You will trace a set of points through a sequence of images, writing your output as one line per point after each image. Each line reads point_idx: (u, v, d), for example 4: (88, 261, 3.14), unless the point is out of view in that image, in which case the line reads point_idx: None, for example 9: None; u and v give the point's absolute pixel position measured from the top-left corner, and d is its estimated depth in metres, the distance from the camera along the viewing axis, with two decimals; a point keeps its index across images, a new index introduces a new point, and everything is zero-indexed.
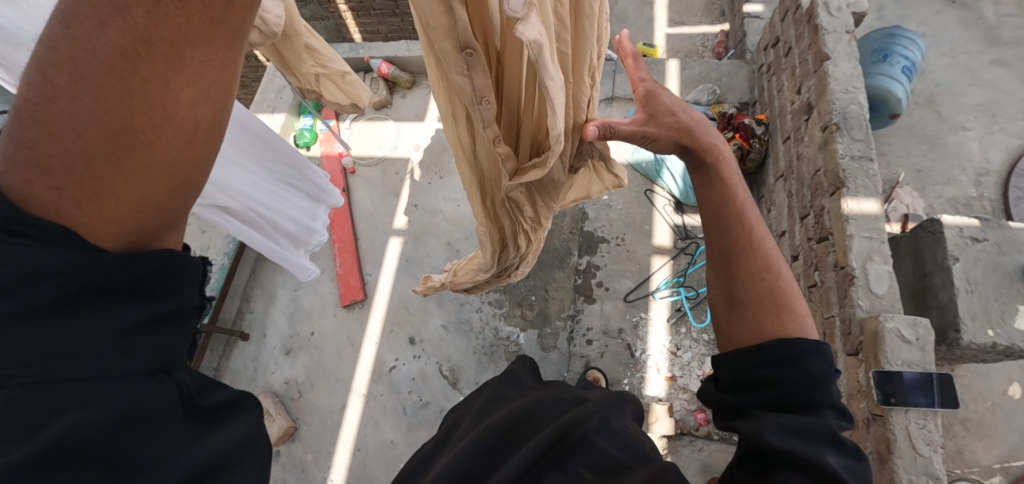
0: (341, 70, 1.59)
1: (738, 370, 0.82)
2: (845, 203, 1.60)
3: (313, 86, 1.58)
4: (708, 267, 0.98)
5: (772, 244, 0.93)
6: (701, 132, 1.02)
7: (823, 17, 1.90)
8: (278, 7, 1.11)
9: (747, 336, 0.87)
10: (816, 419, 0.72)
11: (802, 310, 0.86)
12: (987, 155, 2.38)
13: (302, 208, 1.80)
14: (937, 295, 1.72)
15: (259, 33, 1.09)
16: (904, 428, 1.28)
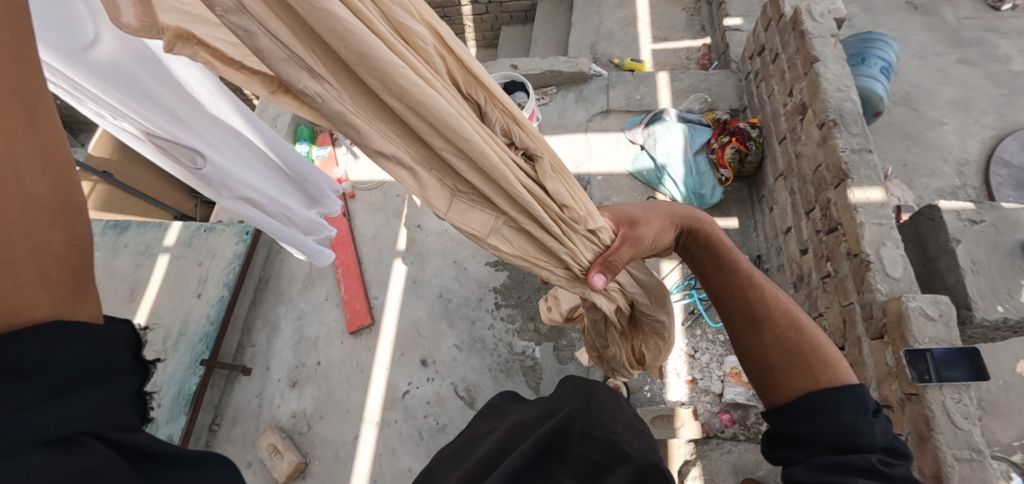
0: None
1: (782, 423, 0.95)
2: (851, 193, 1.66)
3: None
4: (737, 338, 1.10)
5: (790, 307, 1.06)
6: (687, 217, 1.19)
7: (807, 24, 2.01)
8: None
9: (785, 394, 0.99)
10: (854, 457, 0.84)
11: (836, 363, 0.97)
12: (966, 146, 2.51)
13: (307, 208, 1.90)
14: (945, 278, 1.78)
15: None
16: (941, 404, 1.29)
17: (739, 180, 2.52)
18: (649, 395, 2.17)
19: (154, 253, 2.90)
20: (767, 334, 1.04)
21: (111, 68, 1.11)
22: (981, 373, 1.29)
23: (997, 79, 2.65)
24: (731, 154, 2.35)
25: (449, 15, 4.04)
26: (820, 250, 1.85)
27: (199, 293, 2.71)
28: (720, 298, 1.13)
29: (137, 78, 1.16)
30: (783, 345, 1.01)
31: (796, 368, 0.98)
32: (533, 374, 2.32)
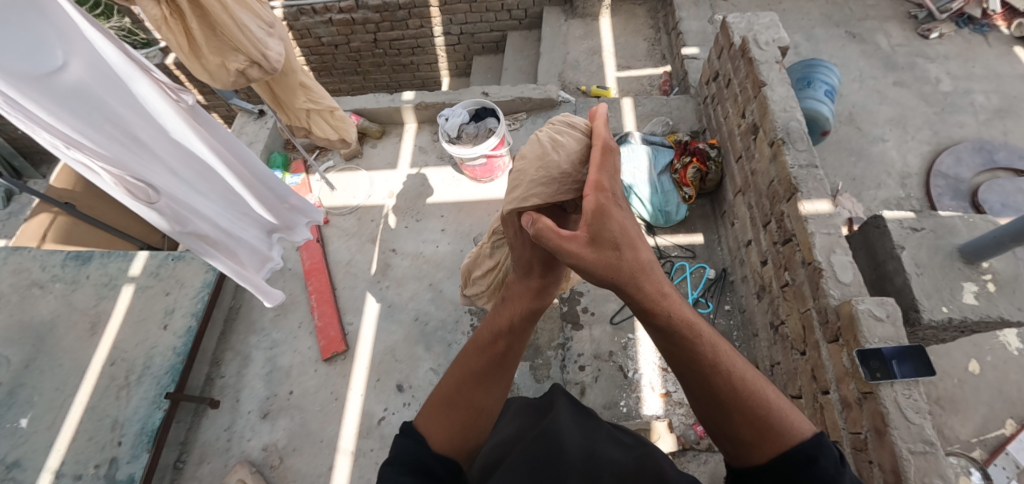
0: (328, 106, 2.07)
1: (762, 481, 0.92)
2: (802, 206, 1.77)
3: (304, 121, 2.06)
4: (681, 376, 1.01)
5: (717, 338, 1.00)
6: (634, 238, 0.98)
7: (754, 51, 2.17)
8: (276, 47, 1.68)
9: (750, 443, 0.94)
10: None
11: (778, 398, 0.95)
12: (907, 160, 2.70)
13: (258, 237, 2.06)
14: (893, 281, 1.89)
15: (259, 66, 1.64)
16: (893, 400, 1.37)
17: (703, 197, 2.63)
18: (625, 411, 2.20)
19: (118, 284, 2.82)
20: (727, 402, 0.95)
21: (76, 91, 1.21)
22: (927, 368, 1.37)
23: (929, 99, 2.88)
24: (693, 174, 2.49)
25: (422, 46, 4.17)
26: (777, 261, 1.95)
27: (165, 325, 2.65)
28: (665, 341, 1.00)
29: (97, 101, 1.26)
30: (758, 412, 0.93)
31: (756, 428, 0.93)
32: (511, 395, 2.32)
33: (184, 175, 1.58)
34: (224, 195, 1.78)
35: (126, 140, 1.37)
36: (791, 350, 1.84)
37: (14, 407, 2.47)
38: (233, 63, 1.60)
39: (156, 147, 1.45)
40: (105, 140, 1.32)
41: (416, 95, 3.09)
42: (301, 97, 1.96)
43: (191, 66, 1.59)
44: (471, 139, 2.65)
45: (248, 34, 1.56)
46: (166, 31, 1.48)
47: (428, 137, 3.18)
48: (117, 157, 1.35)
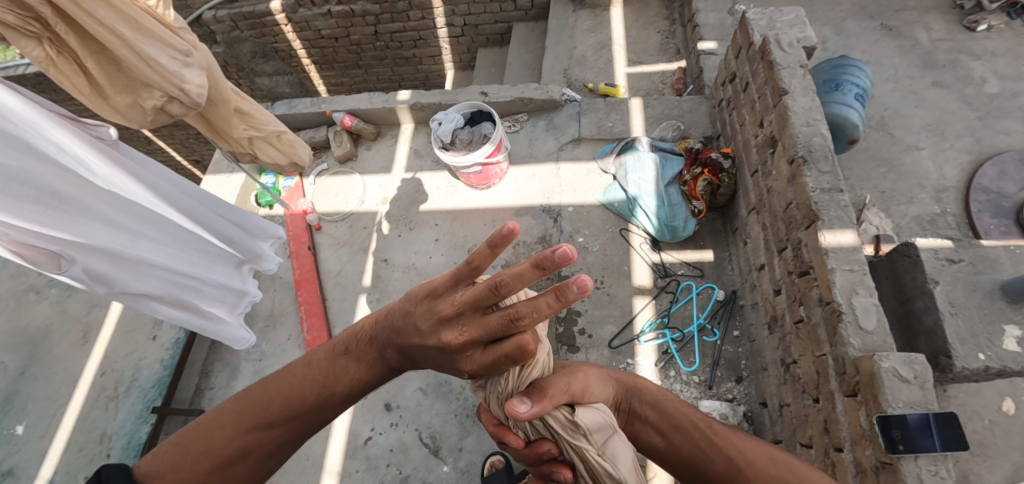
0: (276, 130, 1.82)
1: None
2: (822, 236, 1.57)
3: (247, 149, 1.76)
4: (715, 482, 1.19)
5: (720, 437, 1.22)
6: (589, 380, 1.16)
7: (776, 54, 1.93)
8: (198, 78, 1.38)
9: None
10: None
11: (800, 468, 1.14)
12: (943, 172, 2.44)
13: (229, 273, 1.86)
14: (923, 320, 1.68)
15: (182, 104, 1.37)
16: (917, 477, 1.20)
17: (714, 210, 2.42)
18: None
19: None
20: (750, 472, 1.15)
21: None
22: (957, 443, 1.21)
23: (972, 102, 2.59)
24: (703, 187, 2.26)
25: (423, 38, 3.98)
26: (792, 293, 1.75)
27: (154, 336, 2.61)
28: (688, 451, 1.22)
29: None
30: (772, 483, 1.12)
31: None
32: None
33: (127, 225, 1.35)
34: (181, 239, 1.55)
35: (45, 197, 1.11)
36: (803, 395, 1.67)
37: (9, 414, 2.47)
38: (149, 100, 1.34)
39: (87, 202, 1.21)
40: (14, 204, 1.06)
41: (412, 95, 2.93)
42: (241, 125, 1.68)
43: (95, 108, 1.33)
44: (465, 146, 2.49)
45: (157, 68, 1.28)
46: (57, 74, 1.23)
47: (424, 140, 3.02)
48: (31, 220, 1.10)
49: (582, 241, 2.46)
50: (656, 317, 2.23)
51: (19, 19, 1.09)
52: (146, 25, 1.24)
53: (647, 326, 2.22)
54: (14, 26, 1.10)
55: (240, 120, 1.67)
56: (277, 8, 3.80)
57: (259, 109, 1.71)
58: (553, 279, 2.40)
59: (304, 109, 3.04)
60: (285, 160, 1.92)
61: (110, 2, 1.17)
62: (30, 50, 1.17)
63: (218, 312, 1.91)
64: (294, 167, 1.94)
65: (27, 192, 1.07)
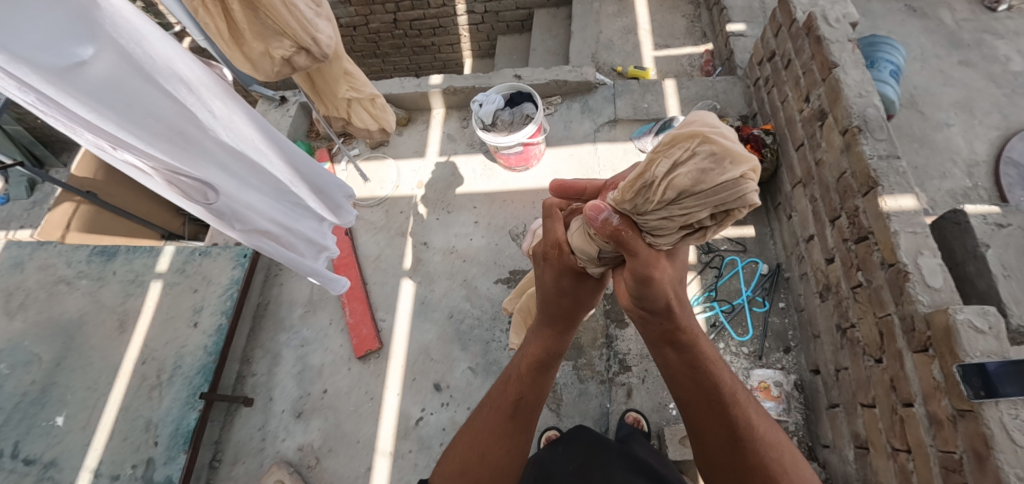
0: (371, 95, 1.84)
1: None
2: (883, 201, 1.63)
3: (343, 111, 1.85)
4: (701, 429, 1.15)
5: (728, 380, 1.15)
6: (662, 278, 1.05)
7: (823, 29, 1.97)
8: (326, 29, 1.44)
9: None
10: None
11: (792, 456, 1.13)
12: (973, 147, 2.52)
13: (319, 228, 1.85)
14: (975, 283, 1.76)
15: (308, 53, 1.42)
16: (999, 421, 1.26)
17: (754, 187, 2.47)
18: (675, 414, 2.11)
19: (145, 280, 2.75)
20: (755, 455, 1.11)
21: (114, 86, 1.03)
22: None
23: (998, 80, 2.68)
24: None
25: (443, 26, 3.98)
26: (848, 260, 1.81)
27: (195, 323, 2.59)
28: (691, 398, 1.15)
29: (129, 92, 1.06)
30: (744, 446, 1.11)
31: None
32: (553, 397, 2.23)
33: (243, 167, 1.39)
34: (283, 187, 1.57)
35: (173, 132, 1.17)
36: (863, 356, 1.73)
37: (48, 405, 2.44)
38: (278, 50, 1.38)
39: (211, 143, 1.26)
40: (152, 137, 1.14)
41: (445, 80, 2.94)
42: (344, 86, 1.72)
43: (229, 53, 1.38)
44: (507, 127, 2.50)
45: (295, 14, 1.32)
46: (205, 14, 1.27)
47: (457, 125, 3.04)
48: (165, 156, 1.17)
49: None
50: (703, 290, 2.29)
51: None
52: None
53: (695, 299, 2.28)
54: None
55: (345, 81, 1.72)
56: None
57: (363, 72, 1.71)
58: None
59: None
60: (375, 126, 1.96)
61: None
62: None
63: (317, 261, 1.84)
64: (384, 134, 1.98)
65: (156, 128, 1.14)
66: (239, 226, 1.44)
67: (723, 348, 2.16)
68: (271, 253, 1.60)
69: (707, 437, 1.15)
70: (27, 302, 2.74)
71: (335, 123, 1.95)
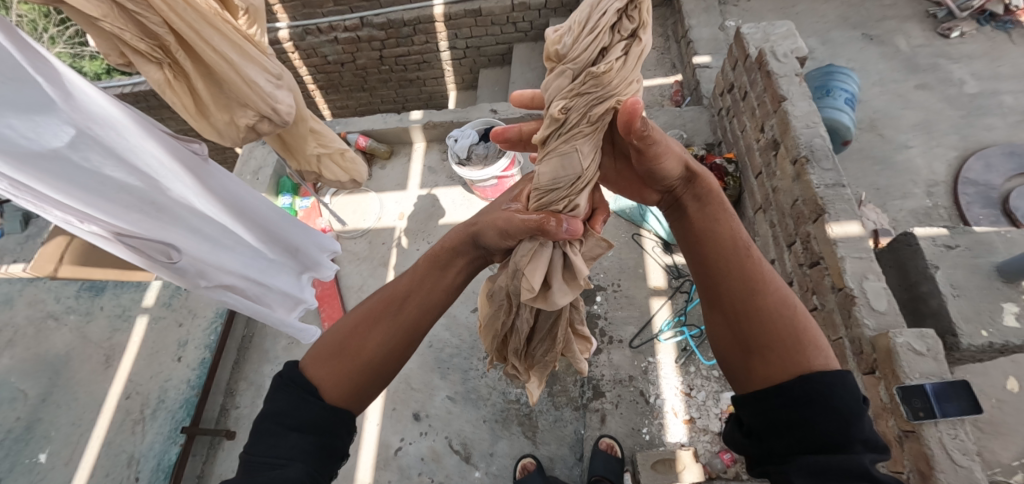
0: (340, 149, 1.95)
1: (762, 412, 0.95)
2: (830, 228, 1.70)
3: (314, 166, 1.95)
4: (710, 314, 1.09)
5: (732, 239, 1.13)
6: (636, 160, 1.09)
7: (772, 64, 2.08)
8: (287, 99, 1.53)
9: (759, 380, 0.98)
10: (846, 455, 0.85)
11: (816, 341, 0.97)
12: (933, 167, 2.63)
13: (292, 283, 1.90)
14: (928, 302, 1.82)
15: (271, 122, 1.52)
16: (939, 441, 1.31)
17: None
18: (648, 439, 2.13)
19: (132, 315, 2.81)
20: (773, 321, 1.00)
21: (89, 166, 1.11)
22: (973, 407, 1.30)
23: (954, 102, 2.81)
24: None
25: (427, 61, 4.15)
26: (804, 284, 1.87)
27: (179, 357, 2.64)
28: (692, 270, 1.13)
29: (104, 169, 1.14)
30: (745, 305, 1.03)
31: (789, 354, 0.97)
32: (529, 424, 2.25)
33: (210, 231, 1.45)
34: (253, 247, 1.63)
35: (145, 203, 1.25)
36: None
37: (33, 442, 2.47)
38: (242, 119, 1.49)
39: (178, 209, 1.33)
40: (122, 209, 1.21)
41: (425, 115, 3.06)
42: (312, 143, 1.84)
43: (197, 126, 1.48)
44: (481, 160, 2.59)
45: (256, 89, 1.42)
46: (172, 94, 1.38)
47: (437, 157, 3.14)
48: (134, 225, 1.24)
49: None
50: (674, 315, 2.35)
51: (148, 46, 1.25)
52: (248, 51, 1.39)
53: (666, 324, 2.34)
54: (143, 52, 1.26)
55: (313, 138, 1.84)
56: (285, 37, 3.95)
57: (330, 130, 1.82)
58: None
59: None
60: (346, 177, 2.06)
61: (224, 34, 1.32)
62: (152, 73, 1.32)
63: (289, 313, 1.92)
64: (356, 185, 2.07)
65: (128, 200, 1.22)
66: (205, 284, 1.49)
67: (695, 372, 2.22)
68: (237, 307, 1.64)
69: (710, 298, 1.09)
70: (16, 339, 2.79)
71: (308, 175, 2.05)
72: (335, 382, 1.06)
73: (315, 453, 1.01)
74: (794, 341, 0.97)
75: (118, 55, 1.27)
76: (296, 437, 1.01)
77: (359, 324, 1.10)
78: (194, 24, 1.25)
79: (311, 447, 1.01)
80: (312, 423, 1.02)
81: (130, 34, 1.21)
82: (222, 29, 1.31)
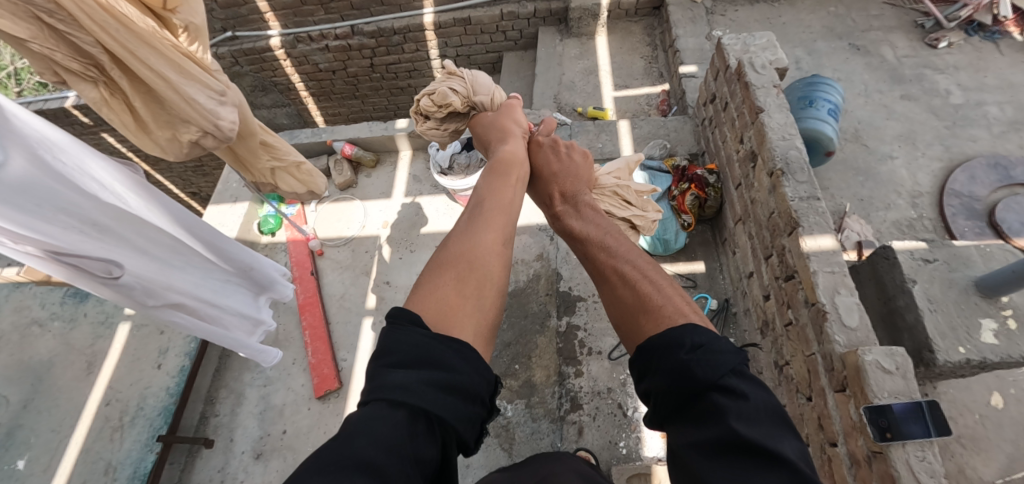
0: (296, 160, 1.99)
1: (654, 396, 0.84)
2: (804, 241, 1.68)
3: (269, 178, 1.96)
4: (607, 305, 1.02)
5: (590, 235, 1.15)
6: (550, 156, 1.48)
7: (750, 75, 2.07)
8: (230, 115, 1.52)
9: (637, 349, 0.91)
10: (710, 427, 0.74)
11: (656, 301, 0.94)
12: (917, 179, 2.62)
13: (246, 301, 1.94)
14: (905, 317, 1.80)
15: (215, 136, 1.51)
16: (906, 462, 1.27)
17: (703, 223, 2.54)
18: (624, 452, 2.10)
19: (115, 321, 2.80)
20: (622, 289, 0.98)
21: (25, 186, 1.10)
22: (942, 428, 1.29)
23: (939, 113, 2.81)
24: (691, 200, 2.38)
25: (418, 69, 4.17)
26: (780, 297, 1.85)
27: (160, 364, 2.63)
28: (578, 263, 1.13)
29: (45, 194, 1.14)
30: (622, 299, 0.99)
31: (637, 312, 0.94)
32: (506, 435, 2.23)
33: (155, 251, 1.47)
34: (200, 264, 1.66)
35: (86, 226, 1.26)
36: (797, 394, 1.76)
37: (11, 449, 2.45)
38: (185, 134, 1.49)
39: (123, 230, 1.35)
40: (62, 231, 1.21)
41: (410, 124, 3.07)
42: (265, 156, 1.86)
43: (138, 142, 1.48)
44: (463, 169, 2.60)
45: (196, 106, 1.42)
46: (109, 112, 1.39)
47: (423, 165, 3.15)
48: (75, 244, 1.25)
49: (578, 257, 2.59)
50: None
51: (81, 65, 1.27)
52: (187, 68, 1.39)
53: None
54: (75, 71, 1.27)
55: (265, 151, 1.86)
56: (276, 44, 3.98)
57: (284, 143, 1.87)
58: (552, 294, 2.53)
59: (305, 139, 3.15)
60: (302, 188, 2.10)
61: (160, 51, 1.32)
62: (88, 92, 1.34)
63: (248, 336, 1.97)
64: (314, 196, 2.14)
65: (66, 221, 1.21)
66: (149, 302, 1.52)
67: None
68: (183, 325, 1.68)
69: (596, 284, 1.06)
70: None
71: (264, 187, 2.07)
72: (462, 310, 0.91)
73: (438, 387, 0.77)
74: (639, 302, 0.96)
75: (53, 74, 1.27)
76: (401, 374, 0.77)
77: (467, 248, 0.99)
78: (128, 44, 1.25)
79: (430, 381, 0.77)
80: (424, 353, 0.80)
81: (62, 54, 1.22)
82: (159, 46, 1.31)
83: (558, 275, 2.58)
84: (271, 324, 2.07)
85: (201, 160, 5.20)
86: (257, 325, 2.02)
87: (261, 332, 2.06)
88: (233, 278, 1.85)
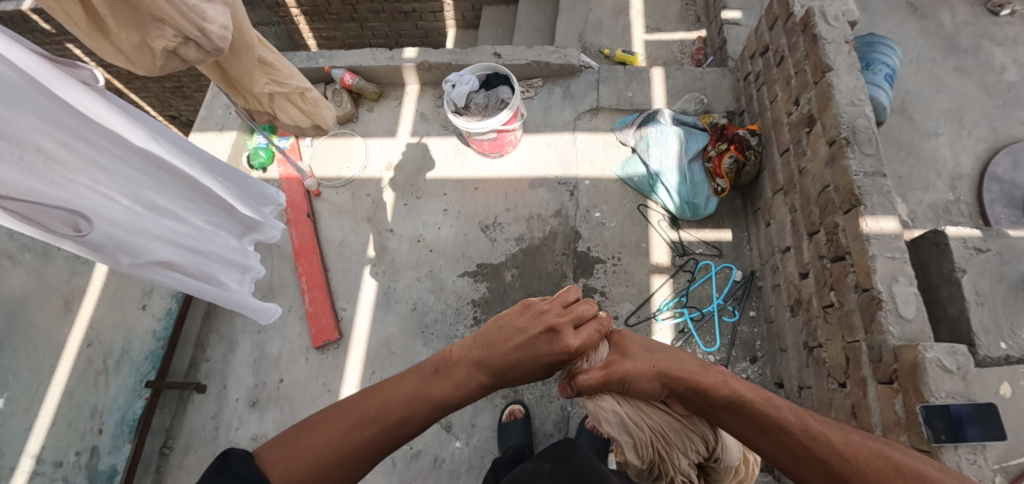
0: (301, 87, 1.75)
1: None
2: (864, 222, 1.53)
3: (267, 107, 1.73)
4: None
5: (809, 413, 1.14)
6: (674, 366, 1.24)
7: (820, 27, 1.82)
8: (220, 16, 1.29)
9: None
10: None
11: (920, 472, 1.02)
12: (959, 159, 2.47)
13: (232, 246, 1.80)
14: (947, 309, 1.70)
15: (201, 45, 1.27)
16: (956, 465, 1.22)
17: (735, 189, 2.39)
18: None
19: None
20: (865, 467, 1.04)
21: None
22: (998, 433, 1.22)
23: (991, 90, 2.62)
24: (729, 164, 2.20)
25: None
26: (822, 277, 1.74)
27: (143, 305, 2.38)
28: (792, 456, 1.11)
29: None
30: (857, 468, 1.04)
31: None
32: (514, 397, 2.16)
33: (124, 184, 1.29)
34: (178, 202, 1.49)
35: (29, 154, 1.07)
36: (828, 378, 1.69)
37: None
38: (159, 39, 1.23)
39: (77, 160, 1.16)
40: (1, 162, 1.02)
41: (420, 54, 2.72)
42: (262, 79, 1.62)
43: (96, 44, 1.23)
44: (480, 111, 2.35)
45: (177, 3, 1.18)
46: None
47: (431, 103, 2.86)
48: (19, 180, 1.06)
49: (599, 217, 2.42)
50: (674, 295, 2.24)
51: None
52: None
53: (665, 304, 2.22)
54: None
55: (263, 72, 1.61)
56: None
57: (289, 65, 1.64)
58: (569, 255, 2.37)
59: (300, 64, 2.81)
60: (307, 121, 1.86)
61: None
62: None
63: (240, 285, 1.87)
64: (319, 130, 1.89)
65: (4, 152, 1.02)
66: (129, 258, 1.35)
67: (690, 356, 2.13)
68: (172, 283, 1.55)
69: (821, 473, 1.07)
70: None
71: (260, 117, 1.82)
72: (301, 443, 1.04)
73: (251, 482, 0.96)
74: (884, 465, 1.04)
75: None
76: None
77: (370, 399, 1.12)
78: None
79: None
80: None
81: None
82: None
83: (575, 234, 2.41)
84: (260, 269, 1.98)
85: (180, 80, 4.71)
86: (241, 274, 1.90)
87: (249, 273, 1.94)
88: (218, 217, 1.69)
